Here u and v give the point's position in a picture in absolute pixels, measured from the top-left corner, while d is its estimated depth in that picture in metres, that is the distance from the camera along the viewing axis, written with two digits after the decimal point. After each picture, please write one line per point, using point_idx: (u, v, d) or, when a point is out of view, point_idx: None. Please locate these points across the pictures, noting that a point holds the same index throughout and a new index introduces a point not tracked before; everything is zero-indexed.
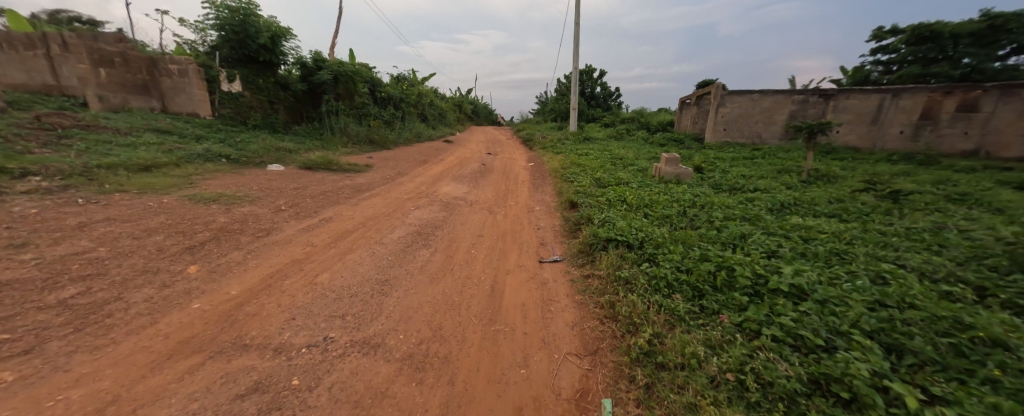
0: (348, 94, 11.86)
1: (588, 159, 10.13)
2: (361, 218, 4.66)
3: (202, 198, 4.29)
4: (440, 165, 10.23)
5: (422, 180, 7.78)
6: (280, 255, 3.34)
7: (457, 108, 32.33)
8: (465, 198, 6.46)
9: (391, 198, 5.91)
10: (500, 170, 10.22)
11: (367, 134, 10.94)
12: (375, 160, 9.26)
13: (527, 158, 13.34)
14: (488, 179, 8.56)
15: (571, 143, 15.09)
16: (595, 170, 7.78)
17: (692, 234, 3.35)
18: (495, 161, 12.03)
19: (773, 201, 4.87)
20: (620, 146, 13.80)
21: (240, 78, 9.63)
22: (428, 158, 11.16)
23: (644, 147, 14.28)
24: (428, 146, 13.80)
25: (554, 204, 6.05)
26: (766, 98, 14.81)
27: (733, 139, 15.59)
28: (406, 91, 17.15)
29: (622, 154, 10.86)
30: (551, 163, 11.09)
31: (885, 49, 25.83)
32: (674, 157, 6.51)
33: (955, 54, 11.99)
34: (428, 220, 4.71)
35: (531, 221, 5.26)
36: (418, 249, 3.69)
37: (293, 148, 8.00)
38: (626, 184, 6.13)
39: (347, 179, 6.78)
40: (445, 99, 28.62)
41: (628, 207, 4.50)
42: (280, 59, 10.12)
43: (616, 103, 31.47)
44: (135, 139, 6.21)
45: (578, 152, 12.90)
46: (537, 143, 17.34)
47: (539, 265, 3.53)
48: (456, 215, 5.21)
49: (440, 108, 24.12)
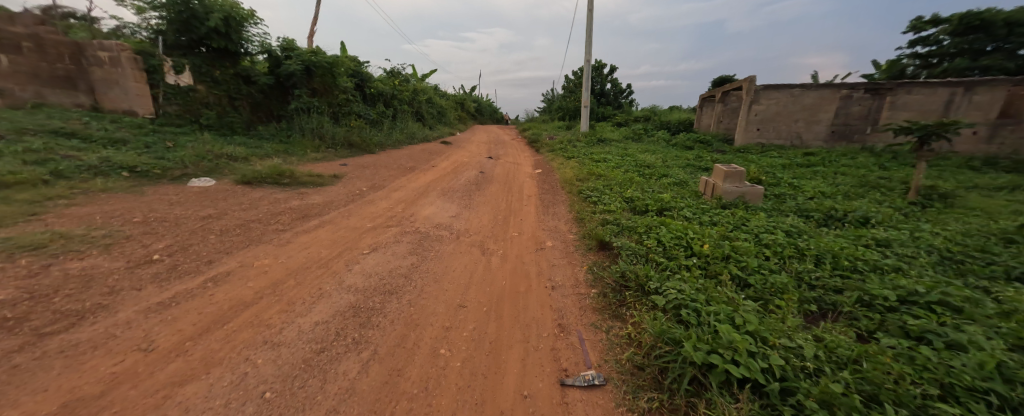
0: (326, 89, 10.28)
1: (606, 167, 8.42)
2: (277, 274, 2.99)
3: (13, 247, 2.67)
4: (430, 173, 8.62)
5: (401, 196, 6.17)
6: (47, 389, 1.67)
7: (459, 106, 30.70)
8: (452, 225, 4.81)
9: (345, 229, 4.27)
10: (501, 179, 8.55)
11: (346, 135, 9.34)
12: (350, 168, 7.69)
13: (533, 163, 11.68)
14: (486, 193, 6.91)
15: (583, 145, 13.37)
16: (621, 184, 6.09)
17: (882, 359, 1.63)
18: (496, 167, 10.38)
19: (921, 246, 3.14)
20: (640, 150, 12.01)
21: (190, 69, 8.07)
22: (417, 164, 9.54)
23: (667, 149, 12.54)
24: (421, 149, 12.20)
25: (572, 236, 4.37)
26: (808, 93, 12.98)
27: (768, 140, 13.83)
28: (399, 88, 15.52)
29: (647, 160, 9.12)
30: (561, 171, 9.39)
31: (926, 41, 23.70)
32: (738, 170, 4.74)
33: (1010, 45, 10.90)
34: (384, 275, 3.04)
35: (543, 269, 3.56)
36: (341, 357, 2.03)
37: (243, 155, 6.43)
38: (674, 208, 4.42)
39: (297, 197, 5.18)
40: (445, 96, 27.03)
41: (700, 261, 2.80)
42: (240, 46, 8.54)
43: (628, 100, 29.57)
44: (9, 144, 4.65)
45: (591, 156, 11.19)
46: (545, 145, 15.62)
47: (561, 399, 1.85)
48: (432, 260, 3.53)
49: (439, 106, 22.42)
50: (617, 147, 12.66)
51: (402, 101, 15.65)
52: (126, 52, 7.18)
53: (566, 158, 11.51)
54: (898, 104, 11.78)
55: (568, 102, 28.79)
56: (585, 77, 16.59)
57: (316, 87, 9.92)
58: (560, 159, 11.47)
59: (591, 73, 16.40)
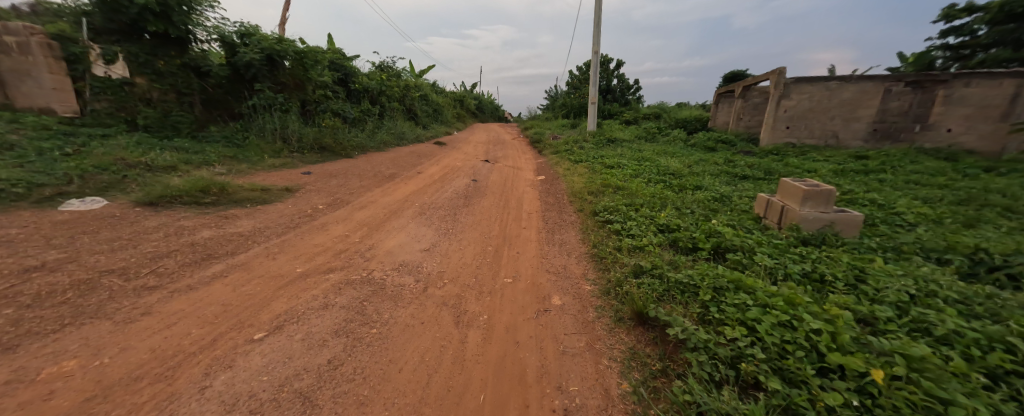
0: (297, 83, 8.96)
1: (625, 174, 7.11)
2: (57, 407, 1.60)
3: None
4: (412, 182, 7.27)
5: (365, 218, 4.81)
6: None
7: (458, 103, 29.33)
8: (421, 267, 3.46)
9: (257, 279, 2.91)
10: (496, 189, 7.18)
11: (317, 136, 8.00)
12: (312, 177, 6.35)
13: (534, 167, 10.37)
14: (476, 210, 5.56)
15: (591, 147, 11.92)
16: (649, 200, 4.75)
17: None
18: (492, 173, 9.02)
19: None
20: (657, 152, 10.59)
21: (124, 59, 6.75)
22: (399, 170, 8.20)
23: (686, 151, 11.15)
24: (409, 152, 10.87)
25: (590, 291, 2.99)
26: (847, 87, 11.63)
27: (800, 140, 12.54)
28: (387, 84, 14.15)
29: (669, 166, 7.72)
30: (568, 179, 8.04)
31: (959, 32, 22.14)
32: (830, 190, 3.34)
33: None
34: (264, 404, 1.68)
35: (548, 364, 2.18)
36: None
37: (169, 164, 5.11)
38: (739, 249, 3.03)
39: (217, 223, 3.85)
40: (443, 93, 25.68)
41: (861, 399, 1.43)
42: (188, 32, 7.22)
43: (635, 97, 28.12)
44: None
45: (600, 160, 9.83)
46: (547, 146, 14.21)
47: None
48: (367, 351, 2.14)
49: (434, 104, 21.02)
50: (629, 149, 11.23)
51: (391, 98, 14.28)
52: (37, 37, 5.85)
53: (572, 161, 10.13)
54: (954, 98, 10.28)
55: (572, 99, 27.33)
56: (592, 71, 15.09)
57: (283, 81, 8.58)
58: (565, 163, 10.08)
59: (599, 66, 14.90)
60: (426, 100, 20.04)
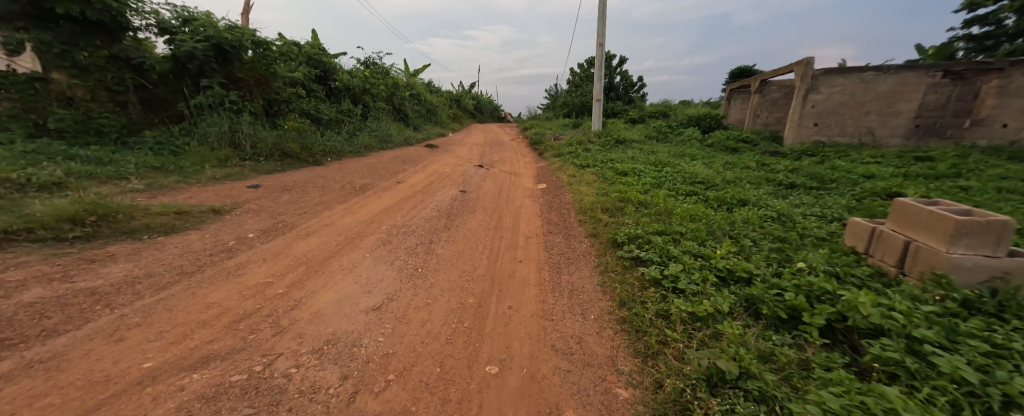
0: (259, 80, 7.79)
1: (644, 182, 5.90)
2: None
3: None
4: (387, 195, 6.06)
5: (307, 252, 3.57)
6: None
7: (455, 103, 28.19)
8: (357, 348, 2.20)
9: (56, 395, 1.69)
10: (488, 203, 5.96)
11: (277, 141, 6.81)
12: (259, 192, 5.15)
13: (534, 173, 9.14)
14: (460, 236, 4.32)
15: (597, 149, 10.68)
16: (689, 225, 3.52)
17: None
18: (484, 182, 7.79)
19: None
20: (674, 154, 9.37)
21: (34, 49, 5.54)
22: (375, 179, 6.99)
23: (704, 152, 9.96)
24: (392, 157, 9.67)
25: (629, 408, 1.73)
26: (884, 79, 10.43)
27: (830, 138, 11.33)
28: (372, 82, 12.94)
29: (693, 172, 6.47)
30: (574, 188, 6.84)
31: (982, 20, 20.94)
32: (1007, 222, 2.09)
33: None
34: None
35: None
36: None
37: (54, 179, 3.89)
38: (882, 335, 1.78)
39: (70, 270, 2.64)
40: (437, 93, 24.52)
41: None
42: (117, 18, 6.04)
43: (639, 94, 26.93)
44: None
45: (609, 163, 8.61)
46: (548, 149, 12.97)
47: None
48: None
49: (427, 105, 19.78)
50: (640, 151, 10.01)
51: (376, 97, 13.07)
52: None
53: (578, 165, 8.91)
54: (1010, 88, 8.99)
55: (573, 98, 26.11)
56: (596, 65, 13.80)
57: (240, 78, 7.38)
58: (569, 168, 8.84)
59: (605, 59, 13.62)
60: (417, 100, 18.81)
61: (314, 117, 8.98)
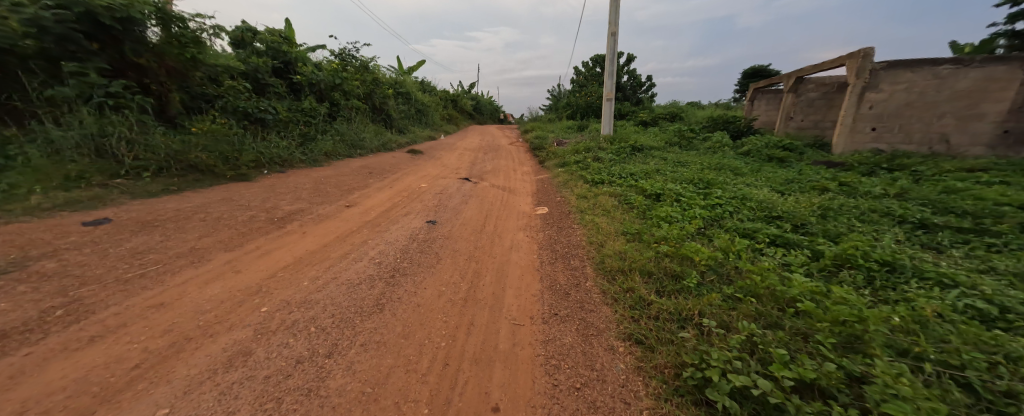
0: (172, 68, 5.92)
1: (694, 216, 4.00)
2: None
3: None
4: (318, 232, 4.17)
5: (32, 405, 1.65)
6: None
7: (450, 103, 26.37)
8: None
9: None
10: (464, 244, 4.09)
11: (178, 149, 4.95)
12: (97, 232, 3.27)
13: (532, 190, 7.22)
14: (395, 333, 2.41)
15: (610, 157, 8.76)
16: (863, 359, 1.62)
17: None
18: (465, 204, 5.90)
19: None
20: (709, 166, 7.45)
21: None
22: (314, 203, 5.15)
23: (742, 162, 8.09)
24: (355, 168, 7.82)
25: None
26: (963, 74, 8.50)
27: (890, 146, 9.42)
28: (343, 78, 11.07)
29: (758, 197, 4.56)
30: (588, 215, 4.94)
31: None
32: None
33: None
34: None
35: None
36: None
37: None
38: None
39: None
40: (431, 93, 22.73)
41: None
42: None
43: (648, 95, 25.08)
44: None
45: (630, 177, 6.69)
46: (549, 156, 11.06)
47: None
48: None
49: (415, 105, 17.88)
50: (664, 161, 8.10)
51: (349, 95, 11.21)
52: None
53: (588, 177, 7.01)
54: None
55: (578, 98, 24.26)
56: (606, 58, 11.88)
57: (140, 64, 5.51)
58: (578, 183, 6.93)
59: (617, 51, 11.73)
60: (404, 100, 16.92)
61: (256, 118, 7.13)
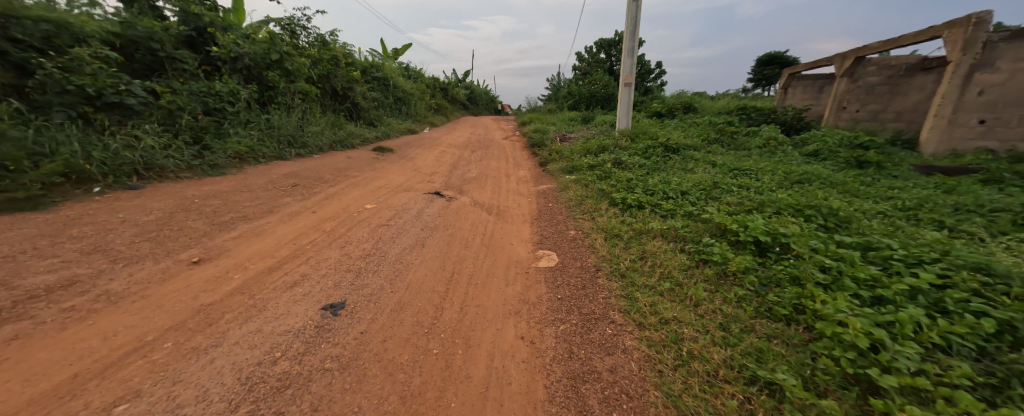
0: None
1: (925, 342, 1.63)
2: None
3: None
4: (34, 360, 1.81)
5: None
6: None
7: (440, 93, 23.96)
8: None
9: None
10: (373, 399, 1.76)
11: None
12: None
13: (531, 219, 4.87)
14: None
15: (639, 162, 6.41)
16: None
17: None
18: (419, 249, 3.52)
19: None
20: (791, 178, 5.10)
21: None
22: (126, 257, 2.81)
23: (821, 168, 5.83)
24: (275, 178, 5.42)
25: None
26: None
27: (1007, 143, 7.03)
28: (289, 55, 8.62)
29: (1002, 263, 2.19)
30: (639, 291, 2.57)
31: None
32: None
33: None
34: None
35: None
36: None
37: None
38: None
39: None
40: (416, 81, 20.28)
41: None
42: None
43: (657, 84, 22.70)
44: None
45: (684, 200, 4.32)
46: (553, 157, 8.69)
47: None
48: None
49: (395, 93, 15.40)
50: (719, 170, 5.76)
51: (296, 77, 8.80)
52: None
53: (618, 196, 4.61)
54: None
55: (580, 87, 21.89)
56: (625, 32, 9.47)
57: None
58: (602, 206, 4.59)
59: (639, 23, 9.29)
60: (379, 88, 14.45)
61: (110, 102, 4.71)
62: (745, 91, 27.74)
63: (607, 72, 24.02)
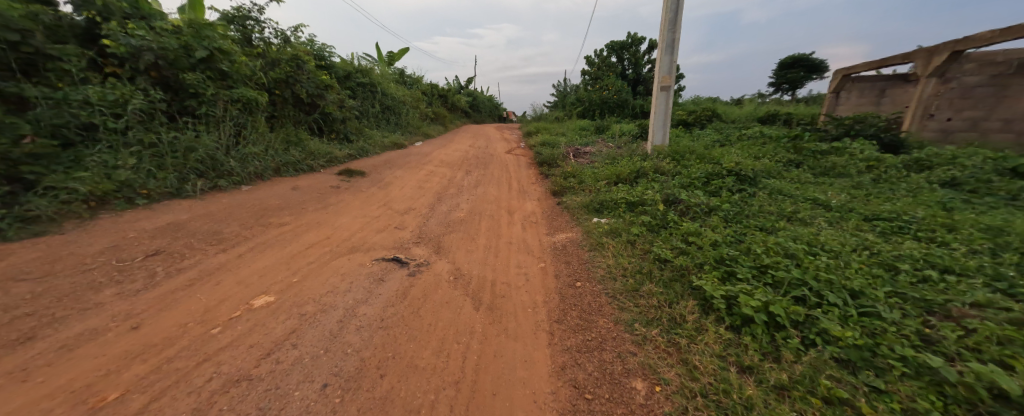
0: None
1: None
2: None
3: None
4: None
5: None
6: None
7: (438, 100, 22.09)
8: None
9: None
10: None
11: None
12: None
13: (553, 326, 2.69)
14: None
15: (709, 202, 4.25)
16: None
17: None
18: None
19: None
20: (1009, 247, 2.87)
21: None
22: None
23: (1009, 215, 3.63)
24: (131, 239, 3.35)
25: None
26: None
27: None
28: (226, 53, 6.59)
29: None
30: None
31: None
32: None
33: None
34: None
35: None
36: None
37: None
38: None
39: None
40: (410, 87, 18.58)
41: None
42: None
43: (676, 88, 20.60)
44: None
45: (865, 313, 2.14)
46: (569, 183, 6.60)
47: None
48: None
49: (382, 101, 13.42)
50: (852, 220, 3.56)
51: (235, 82, 6.81)
52: None
53: (720, 292, 2.42)
54: None
55: (591, 93, 19.88)
56: (662, 21, 7.34)
57: None
58: (686, 312, 2.42)
59: (681, 9, 7.16)
60: (363, 96, 12.48)
61: None
62: (765, 96, 25.65)
63: (619, 75, 22.01)
